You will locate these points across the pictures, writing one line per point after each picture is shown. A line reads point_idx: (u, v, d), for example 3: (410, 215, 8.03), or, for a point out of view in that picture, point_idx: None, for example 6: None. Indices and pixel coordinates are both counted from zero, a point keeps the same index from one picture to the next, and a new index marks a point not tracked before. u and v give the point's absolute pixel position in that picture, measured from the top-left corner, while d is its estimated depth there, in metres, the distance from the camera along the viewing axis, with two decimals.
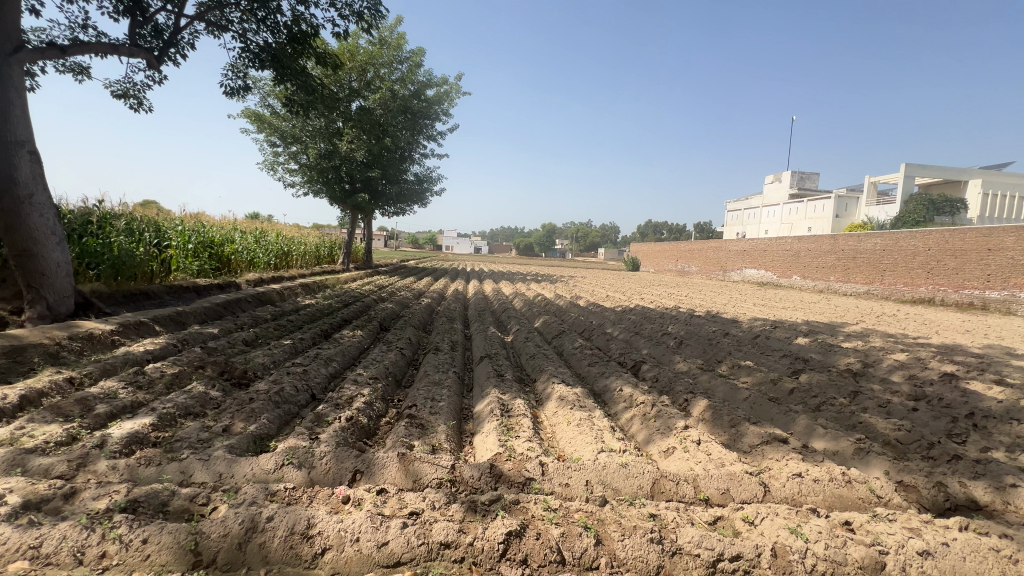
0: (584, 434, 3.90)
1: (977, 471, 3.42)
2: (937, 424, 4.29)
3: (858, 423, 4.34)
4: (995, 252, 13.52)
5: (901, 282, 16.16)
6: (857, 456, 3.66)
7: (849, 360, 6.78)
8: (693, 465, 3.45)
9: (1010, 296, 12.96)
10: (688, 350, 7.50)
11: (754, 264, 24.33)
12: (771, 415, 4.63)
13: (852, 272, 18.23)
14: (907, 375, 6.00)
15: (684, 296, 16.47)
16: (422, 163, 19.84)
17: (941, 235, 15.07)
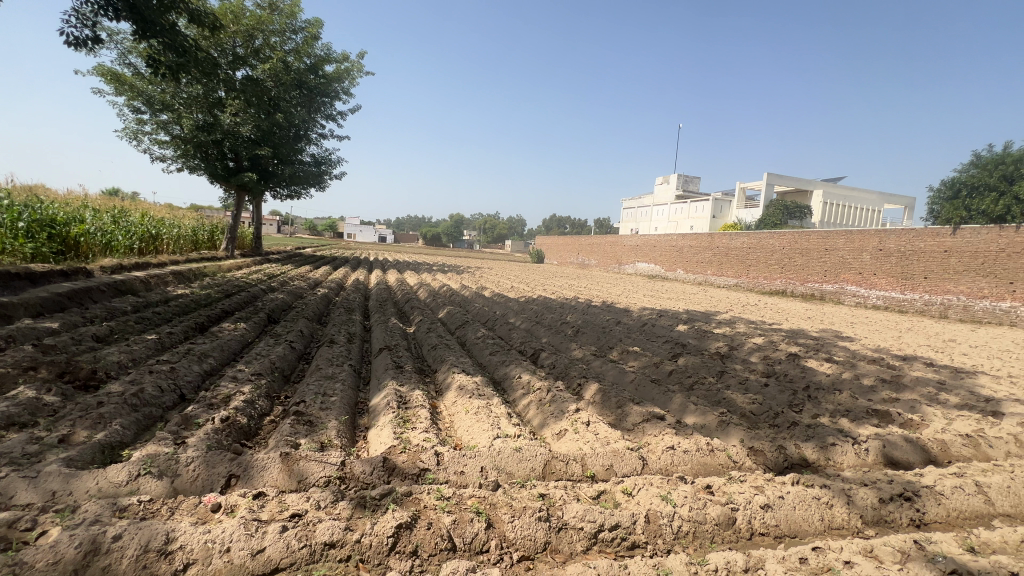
0: (481, 422, 3.95)
1: (809, 433, 4.07)
2: (782, 397, 5.04)
3: (722, 399, 4.94)
4: (830, 251, 16.14)
5: (762, 276, 18.62)
6: (720, 427, 4.15)
7: (718, 344, 7.69)
8: (582, 444, 3.67)
9: (840, 288, 15.58)
10: (584, 338, 7.94)
11: (645, 258, 26.41)
12: (652, 395, 5.09)
13: (725, 267, 20.60)
14: (762, 356, 6.95)
15: (584, 287, 17.31)
16: (319, 144, 18.53)
17: (792, 237, 17.59)
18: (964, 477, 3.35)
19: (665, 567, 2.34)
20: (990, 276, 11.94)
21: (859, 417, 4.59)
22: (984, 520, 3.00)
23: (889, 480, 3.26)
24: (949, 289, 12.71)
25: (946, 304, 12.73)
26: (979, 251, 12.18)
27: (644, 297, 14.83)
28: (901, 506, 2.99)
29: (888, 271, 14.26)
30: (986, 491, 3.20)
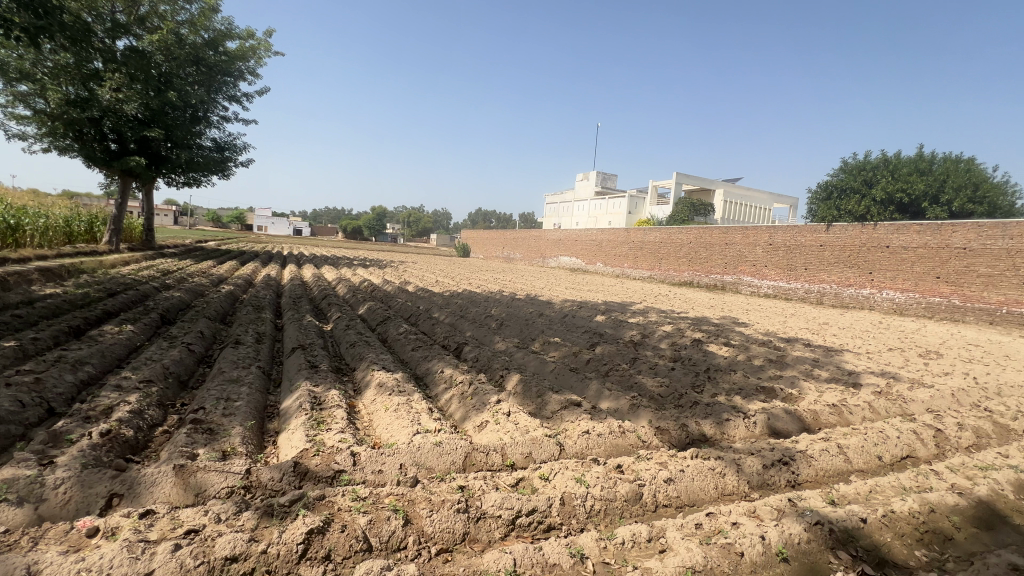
0: (400, 419, 3.88)
1: (707, 411, 4.48)
2: (686, 379, 5.49)
3: (633, 384, 5.26)
4: (729, 245, 17.75)
5: (672, 268, 20.04)
6: (631, 410, 4.43)
7: (632, 332, 8.18)
8: (502, 435, 3.73)
9: (738, 279, 17.22)
10: (507, 330, 8.06)
11: (567, 251, 27.32)
12: (570, 383, 5.31)
13: (640, 260, 21.90)
14: (670, 342, 7.50)
15: (509, 281, 17.51)
16: (221, 128, 16.95)
17: (697, 232, 19.09)
18: (830, 441, 3.88)
19: (578, 544, 2.47)
20: (854, 266, 13.84)
21: (750, 394, 5.12)
22: (844, 476, 3.50)
23: (772, 448, 3.69)
24: (824, 279, 14.56)
25: (821, 292, 14.58)
26: (846, 245, 14.05)
27: (566, 290, 15.32)
28: (781, 470, 3.40)
29: (776, 263, 16.00)
30: (845, 451, 3.73)
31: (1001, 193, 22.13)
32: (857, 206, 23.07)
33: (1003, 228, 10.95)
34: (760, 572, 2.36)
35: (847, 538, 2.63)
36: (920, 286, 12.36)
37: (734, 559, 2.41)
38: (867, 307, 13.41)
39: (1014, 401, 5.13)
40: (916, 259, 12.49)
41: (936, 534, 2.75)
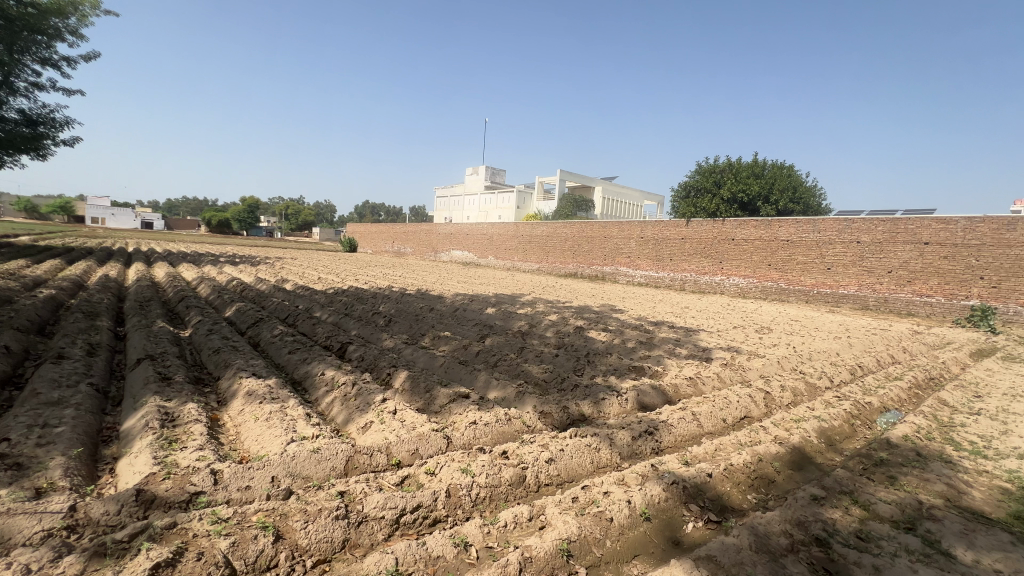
0: (272, 428, 3.56)
1: (586, 393, 4.82)
2: (569, 364, 5.85)
3: (520, 372, 5.46)
4: (608, 239, 19.19)
5: (558, 260, 21.11)
6: (517, 397, 4.60)
7: (520, 323, 8.47)
8: (387, 433, 3.62)
9: (616, 269, 18.73)
10: (396, 327, 7.83)
11: (459, 245, 27.29)
12: (460, 375, 5.34)
13: (529, 253, 22.69)
14: (555, 330, 7.91)
15: (399, 276, 16.99)
16: (30, 97, 13.77)
17: (580, 226, 20.32)
18: (686, 409, 4.42)
19: (462, 533, 2.51)
20: (708, 257, 15.87)
21: (623, 374, 5.62)
22: (696, 439, 4.02)
23: (639, 420, 4.09)
24: (686, 268, 16.48)
25: (684, 280, 16.50)
26: (702, 238, 16.04)
27: (458, 284, 15.30)
28: (647, 440, 3.79)
29: (647, 254, 17.71)
30: (698, 417, 4.28)
31: (812, 195, 26.97)
32: (710, 204, 26.43)
33: (814, 223, 13.39)
34: (627, 534, 2.63)
35: (695, 492, 3.04)
36: (757, 273, 14.61)
37: (605, 525, 2.64)
38: (719, 291, 15.50)
39: (819, 363, 6.34)
40: (753, 249, 14.72)
41: (762, 479, 3.30)
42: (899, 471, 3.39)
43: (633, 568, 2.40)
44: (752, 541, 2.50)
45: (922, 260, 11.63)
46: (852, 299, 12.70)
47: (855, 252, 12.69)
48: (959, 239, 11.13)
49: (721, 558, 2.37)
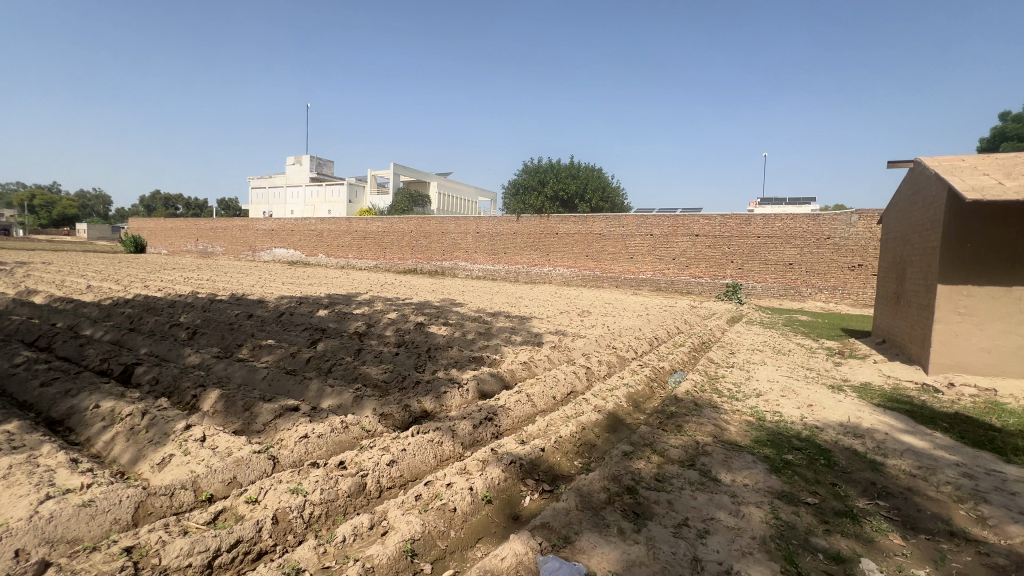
0: (14, 488, 2.70)
1: (428, 388, 4.80)
2: (409, 361, 5.75)
3: (358, 376, 5.16)
4: (445, 234, 19.32)
5: (396, 257, 20.53)
6: (354, 403, 4.34)
7: (357, 323, 8.00)
8: (193, 465, 3.06)
9: (455, 264, 19.04)
10: (203, 340, 6.66)
11: (282, 243, 24.43)
12: (287, 387, 4.80)
13: (364, 250, 21.55)
14: (395, 328, 7.69)
15: (207, 279, 14.46)
16: None
17: (417, 221, 20.03)
18: (521, 392, 4.74)
19: (294, 560, 2.28)
20: (537, 249, 17.21)
21: (463, 366, 5.75)
22: (530, 419, 4.34)
23: (479, 408, 4.25)
24: (518, 260, 17.60)
25: (518, 272, 17.60)
26: (531, 232, 17.29)
27: (283, 285, 13.72)
28: (487, 426, 3.96)
29: (484, 249, 18.39)
30: (532, 398, 4.63)
31: (617, 195, 31.30)
32: (536, 201, 28.65)
33: (619, 219, 15.57)
34: (470, 521, 2.71)
35: (531, 468, 3.29)
36: (578, 263, 16.37)
37: (449, 516, 2.69)
38: (548, 281, 16.98)
39: (627, 338, 7.43)
40: (574, 242, 16.43)
41: (585, 445, 3.74)
42: (683, 419, 4.20)
43: (477, 551, 2.49)
44: (578, 502, 2.81)
45: (695, 249, 14.52)
46: (649, 283, 15.21)
47: (650, 243, 15.17)
48: (717, 232, 14.19)
49: (553, 523, 2.61)
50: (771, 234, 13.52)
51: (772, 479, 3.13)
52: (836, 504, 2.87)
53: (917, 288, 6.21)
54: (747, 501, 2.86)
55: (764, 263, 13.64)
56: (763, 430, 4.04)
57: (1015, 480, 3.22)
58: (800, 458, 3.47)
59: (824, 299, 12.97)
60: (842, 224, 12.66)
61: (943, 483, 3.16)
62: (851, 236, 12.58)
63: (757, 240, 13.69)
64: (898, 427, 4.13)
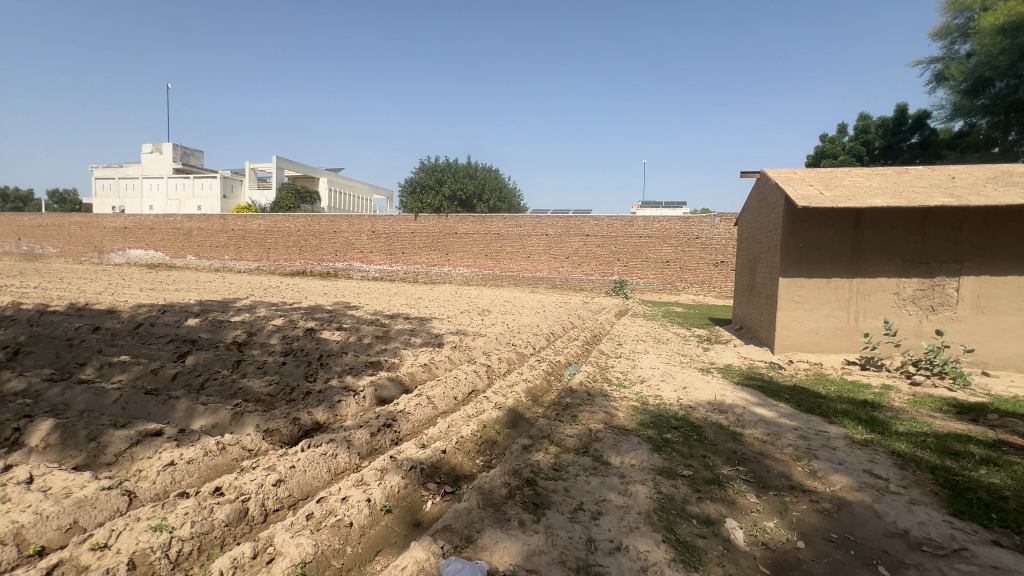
0: None
1: (320, 399, 4.49)
2: (298, 371, 5.33)
3: (237, 391, 4.64)
4: (337, 233, 18.20)
5: (282, 258, 18.90)
6: (234, 420, 3.91)
7: (235, 332, 7.20)
8: (15, 514, 2.51)
9: (349, 265, 18.06)
10: (29, 360, 5.49)
11: (138, 242, 21.10)
12: (147, 409, 4.15)
13: (243, 251, 19.48)
14: (281, 336, 7.07)
15: (34, 287, 11.96)
16: None
17: (304, 220, 18.61)
18: (421, 395, 4.65)
19: None
20: (436, 249, 17.00)
21: (360, 372, 5.47)
22: (431, 421, 4.28)
23: (377, 416, 4.07)
24: (417, 261, 17.23)
25: (417, 272, 17.24)
26: (430, 232, 17.02)
27: (142, 292, 11.87)
28: (385, 433, 3.82)
29: (380, 248, 17.71)
30: (432, 400, 4.56)
31: (513, 196, 32.12)
32: (435, 200, 27.55)
33: (516, 220, 15.98)
34: (368, 533, 2.60)
35: (432, 471, 3.24)
36: (478, 262, 16.50)
37: (344, 532, 2.55)
38: (448, 281, 16.87)
39: (525, 335, 7.67)
40: (473, 242, 16.52)
41: (486, 442, 3.78)
42: (578, 409, 4.45)
43: (376, 564, 2.39)
44: (480, 500, 2.84)
45: (586, 248, 15.45)
46: (545, 281, 15.87)
47: (545, 242, 15.80)
48: (606, 232, 15.24)
49: (455, 524, 2.60)
50: (650, 234, 14.87)
51: (654, 457, 3.46)
52: (706, 474, 3.24)
53: (765, 282, 7.26)
54: (634, 479, 3.12)
55: (646, 261, 14.97)
56: (647, 412, 4.44)
57: (835, 437, 3.93)
58: (677, 436, 3.87)
59: (695, 292, 14.61)
60: (708, 225, 14.36)
61: (786, 445, 3.75)
62: (715, 236, 14.32)
63: (638, 240, 14.97)
64: (752, 401, 4.81)
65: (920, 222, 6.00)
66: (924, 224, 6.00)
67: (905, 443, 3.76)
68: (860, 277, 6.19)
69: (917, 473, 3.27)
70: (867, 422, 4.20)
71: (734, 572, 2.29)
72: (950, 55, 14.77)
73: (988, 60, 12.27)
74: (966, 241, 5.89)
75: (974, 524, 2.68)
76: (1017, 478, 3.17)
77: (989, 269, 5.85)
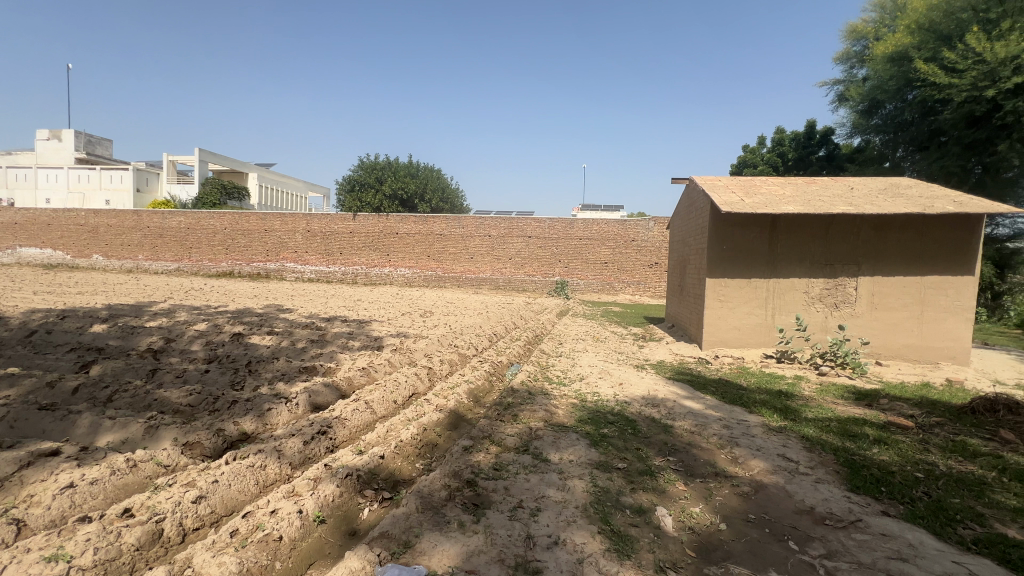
0: None
1: (248, 407, 4.23)
2: (223, 379, 4.98)
3: (151, 402, 4.26)
4: (268, 232, 17.17)
5: (206, 258, 17.58)
6: (148, 434, 3.58)
7: (151, 339, 6.61)
8: None
9: (282, 266, 17.12)
10: None
11: (32, 240, 18.76)
12: (41, 427, 3.70)
13: (160, 250, 17.91)
14: (204, 342, 6.57)
15: None
16: None
17: (231, 217, 17.40)
18: (359, 400, 4.50)
19: None
20: (376, 250, 16.53)
21: (292, 378, 5.18)
22: (368, 427, 4.16)
23: (311, 423, 3.90)
24: (356, 261, 16.67)
25: (356, 273, 16.67)
26: (369, 232, 16.50)
27: (37, 295, 10.57)
28: (319, 440, 3.67)
29: (316, 249, 16.94)
30: (370, 404, 4.44)
31: (456, 196, 31.96)
32: (373, 199, 27.11)
33: (459, 221, 15.88)
34: (300, 547, 2.48)
35: (369, 478, 3.15)
36: (420, 263, 16.23)
37: (273, 547, 2.42)
38: (389, 282, 16.47)
39: (468, 336, 7.65)
40: (415, 242, 16.24)
41: (426, 445, 3.74)
42: (519, 408, 4.50)
43: None
44: (419, 504, 2.79)
45: (528, 249, 15.65)
46: (488, 282, 15.91)
47: (488, 244, 15.83)
48: (547, 234, 15.52)
49: (393, 531, 2.55)
50: (590, 236, 15.33)
51: (591, 452, 3.57)
52: (639, 465, 3.40)
53: (694, 282, 7.71)
54: (572, 474, 3.21)
55: (585, 262, 15.41)
56: (585, 409, 4.58)
57: (755, 425, 4.25)
58: (614, 430, 4.02)
59: (631, 292, 15.25)
60: (643, 228, 15.02)
61: (711, 435, 4.00)
62: (649, 238, 15.01)
63: (578, 241, 15.39)
64: (682, 394, 5.10)
65: (825, 227, 6.63)
66: (828, 229, 6.63)
67: (812, 427, 4.15)
68: (776, 277, 6.73)
69: (822, 454, 3.62)
70: (782, 410, 4.59)
71: (664, 556, 2.41)
72: (850, 78, 16.44)
73: (880, 84, 13.79)
74: (862, 244, 6.58)
75: (868, 497, 3.00)
76: (902, 455, 3.59)
77: (881, 269, 6.57)
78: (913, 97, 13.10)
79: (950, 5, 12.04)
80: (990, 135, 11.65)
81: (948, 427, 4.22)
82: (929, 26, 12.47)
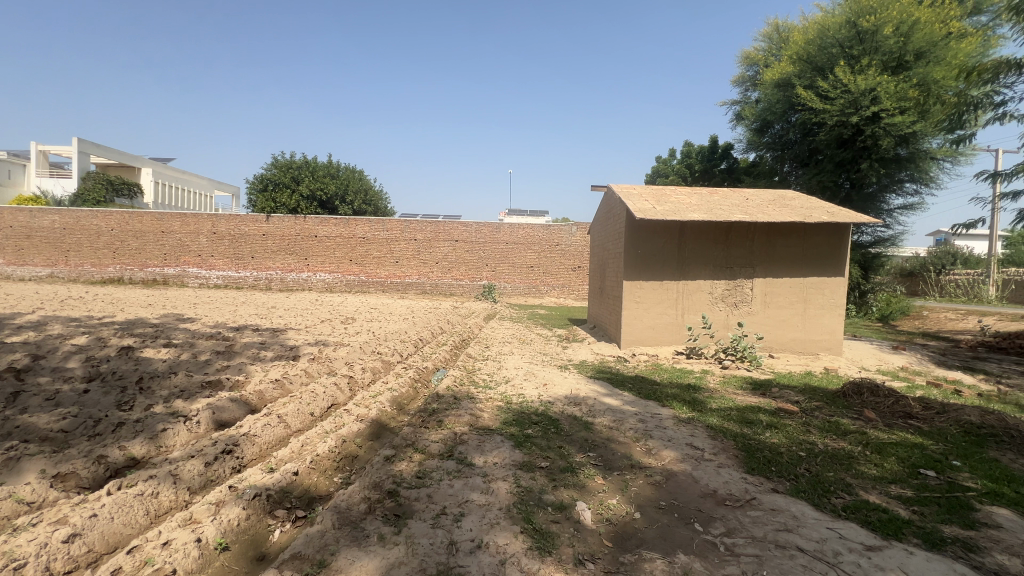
0: None
1: (137, 429, 3.77)
2: (106, 399, 4.40)
3: (11, 430, 3.65)
4: (165, 234, 15.51)
5: (88, 263, 15.50)
6: (6, 468, 3.07)
7: (13, 356, 5.69)
8: None
9: (182, 271, 15.53)
10: None
11: None
12: None
13: (28, 253, 15.51)
14: (84, 357, 5.78)
15: None
16: None
17: (120, 218, 15.51)
18: (270, 414, 4.20)
19: None
20: (293, 253, 15.56)
21: (193, 395, 4.70)
22: (280, 442, 3.89)
23: (214, 442, 3.57)
24: (270, 266, 15.57)
25: (269, 278, 15.57)
26: (285, 234, 15.50)
27: None
28: (223, 461, 3.37)
29: (222, 252, 15.59)
30: (283, 418, 4.15)
31: (380, 199, 31.04)
32: (289, 200, 25.45)
33: (383, 224, 15.40)
34: None
35: (281, 497, 2.95)
36: (341, 268, 15.53)
37: None
38: (307, 287, 15.58)
39: (391, 342, 7.43)
40: (336, 246, 15.50)
41: (345, 458, 3.57)
42: (443, 414, 4.44)
43: None
44: (335, 519, 2.67)
45: (455, 253, 15.56)
46: (415, 286, 15.58)
47: (414, 247, 15.52)
48: (474, 238, 15.53)
49: (306, 550, 2.40)
50: (516, 241, 15.56)
51: (514, 453, 3.62)
52: (561, 463, 3.50)
53: (612, 284, 8.10)
54: (495, 476, 3.23)
55: (512, 267, 15.63)
56: (511, 411, 4.63)
57: (666, 417, 4.55)
58: (537, 430, 4.10)
59: (556, 294, 15.71)
60: (566, 233, 15.53)
61: (628, 429, 4.23)
62: (572, 243, 15.56)
63: (505, 246, 15.57)
64: (602, 392, 5.34)
65: (725, 233, 7.27)
66: (728, 235, 7.27)
67: (715, 417, 4.53)
68: (685, 279, 7.26)
69: (723, 441, 3.95)
70: (689, 402, 4.96)
71: (582, 549, 2.50)
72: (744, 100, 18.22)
73: (768, 106, 15.41)
74: (756, 249, 7.30)
75: (761, 477, 3.33)
76: (789, 437, 4.02)
77: (772, 271, 7.33)
78: (795, 119, 14.81)
79: (822, 41, 13.75)
80: (854, 155, 13.51)
81: (825, 409, 4.81)
82: (806, 57, 14.18)
